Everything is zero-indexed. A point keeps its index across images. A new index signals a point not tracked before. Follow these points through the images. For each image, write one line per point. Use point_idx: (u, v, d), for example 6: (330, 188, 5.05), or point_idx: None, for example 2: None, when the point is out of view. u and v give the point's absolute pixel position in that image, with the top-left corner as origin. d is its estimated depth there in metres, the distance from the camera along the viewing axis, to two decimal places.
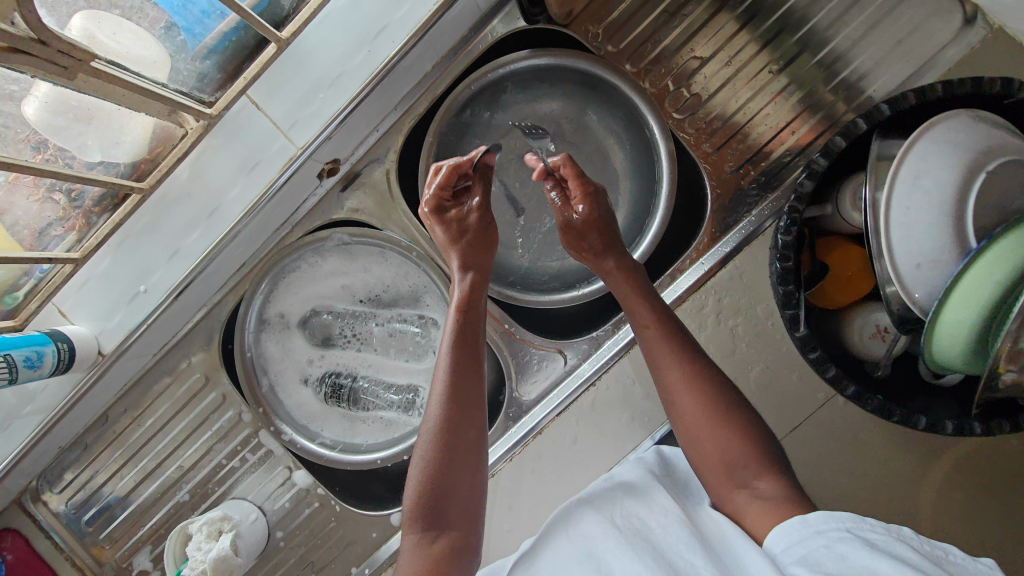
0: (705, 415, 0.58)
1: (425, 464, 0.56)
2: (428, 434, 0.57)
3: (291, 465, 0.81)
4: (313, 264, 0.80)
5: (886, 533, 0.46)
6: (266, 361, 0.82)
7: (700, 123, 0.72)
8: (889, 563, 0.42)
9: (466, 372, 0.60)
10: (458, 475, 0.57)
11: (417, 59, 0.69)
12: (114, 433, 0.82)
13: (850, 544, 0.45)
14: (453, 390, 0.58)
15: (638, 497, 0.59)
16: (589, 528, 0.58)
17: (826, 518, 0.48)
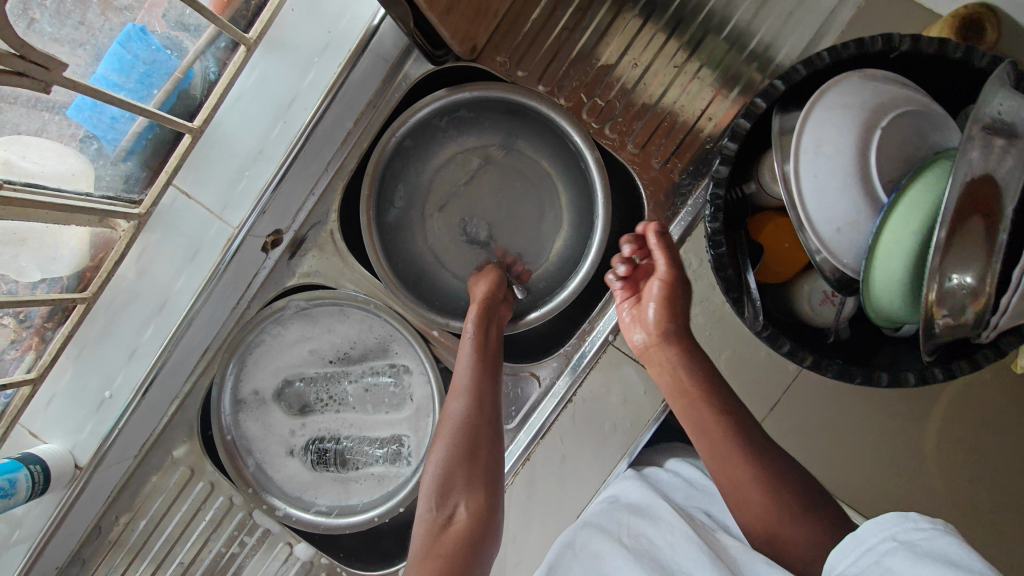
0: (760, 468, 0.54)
1: (446, 447, 0.62)
2: (452, 422, 0.64)
3: (291, 540, 0.81)
4: (276, 334, 0.81)
5: (933, 528, 0.40)
6: (249, 441, 0.82)
7: (621, 127, 0.74)
8: (933, 568, 0.36)
9: (487, 375, 0.67)
10: (476, 461, 0.62)
11: (336, 120, 0.70)
12: (109, 542, 0.81)
13: (896, 555, 0.40)
14: (476, 385, 0.66)
15: (643, 517, 0.59)
16: (598, 548, 0.57)
17: (872, 528, 0.43)
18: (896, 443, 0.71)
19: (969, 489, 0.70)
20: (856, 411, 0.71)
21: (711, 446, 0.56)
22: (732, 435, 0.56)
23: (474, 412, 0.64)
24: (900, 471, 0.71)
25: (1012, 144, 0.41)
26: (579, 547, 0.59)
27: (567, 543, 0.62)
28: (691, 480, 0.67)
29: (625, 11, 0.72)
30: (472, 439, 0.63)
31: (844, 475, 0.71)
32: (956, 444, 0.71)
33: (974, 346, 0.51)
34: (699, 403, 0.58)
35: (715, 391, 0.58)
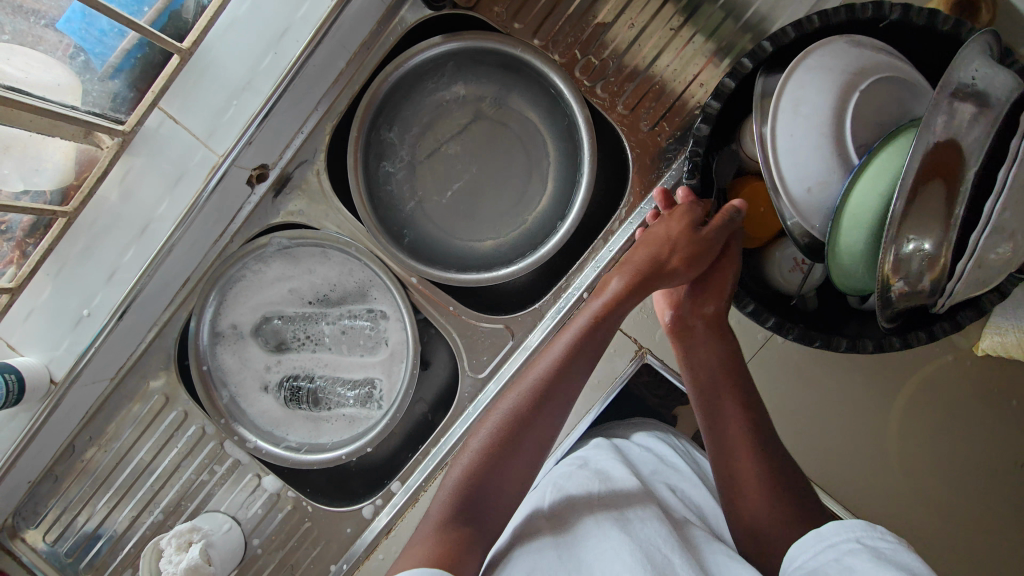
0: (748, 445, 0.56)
1: (489, 441, 0.54)
2: (505, 413, 0.55)
3: (259, 472, 0.82)
4: (257, 271, 0.82)
5: (897, 542, 0.43)
6: (225, 373, 0.83)
7: (613, 87, 0.73)
8: (894, 572, 0.39)
9: (568, 381, 0.56)
10: (512, 468, 0.53)
11: (327, 57, 0.70)
12: (83, 461, 0.83)
13: (859, 556, 0.42)
14: (545, 388, 0.56)
15: (622, 495, 0.57)
16: (572, 530, 0.54)
17: (837, 528, 0.46)
18: (854, 419, 0.73)
19: (919, 467, 0.72)
20: (816, 385, 0.73)
21: (719, 411, 0.59)
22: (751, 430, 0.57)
23: (529, 414, 0.55)
24: (855, 446, 0.72)
25: (981, 110, 0.41)
26: (553, 517, 0.57)
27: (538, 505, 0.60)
28: (660, 454, 0.65)
29: None
30: (508, 464, 0.53)
31: (799, 445, 0.73)
32: (913, 421, 0.72)
33: (933, 319, 0.53)
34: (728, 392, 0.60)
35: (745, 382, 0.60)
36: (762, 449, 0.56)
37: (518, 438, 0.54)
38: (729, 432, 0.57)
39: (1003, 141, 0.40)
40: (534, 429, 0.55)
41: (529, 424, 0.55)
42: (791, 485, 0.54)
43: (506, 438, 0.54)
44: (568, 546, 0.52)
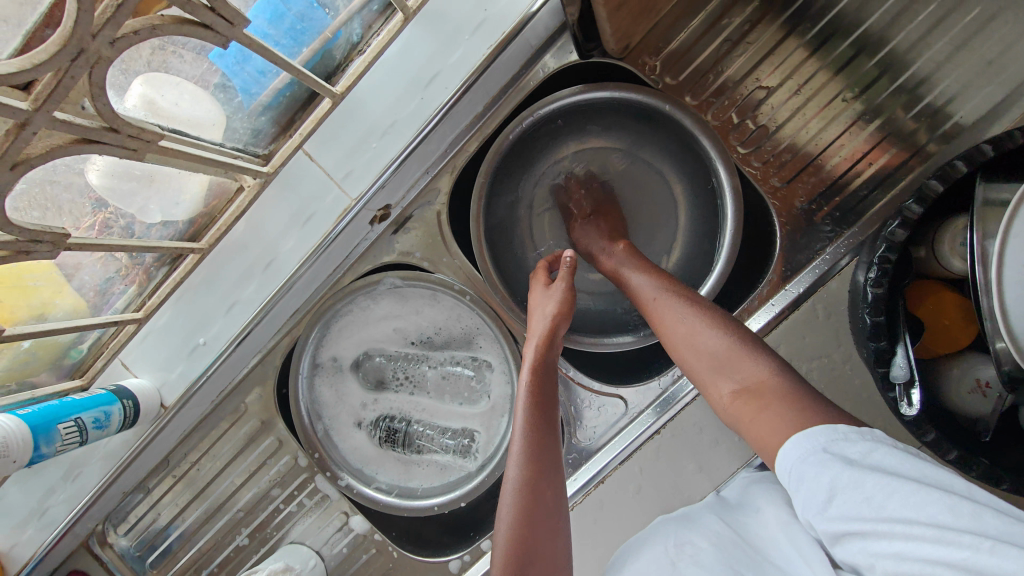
0: (700, 358, 0.55)
1: (513, 508, 0.55)
2: (513, 475, 0.57)
3: (347, 510, 0.80)
4: (364, 307, 0.80)
5: (862, 439, 0.41)
6: (321, 405, 0.82)
7: (768, 156, 0.68)
8: (875, 478, 0.37)
9: (540, 414, 0.60)
10: (541, 518, 0.55)
11: (469, 103, 0.67)
12: (175, 476, 0.83)
13: (827, 468, 0.40)
14: (531, 432, 0.59)
15: (687, 527, 0.52)
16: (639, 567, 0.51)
17: (800, 441, 0.43)
18: None
19: None
20: None
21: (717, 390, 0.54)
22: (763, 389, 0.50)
23: (532, 458, 0.57)
24: None
25: None
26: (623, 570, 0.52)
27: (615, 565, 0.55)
28: (750, 486, 0.58)
29: (794, 35, 0.66)
30: (537, 514, 0.55)
31: None
32: None
33: None
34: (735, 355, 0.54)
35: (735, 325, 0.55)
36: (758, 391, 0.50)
37: (534, 484, 0.56)
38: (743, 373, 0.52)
39: None
40: (543, 466, 0.57)
41: (541, 461, 0.57)
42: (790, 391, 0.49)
43: (528, 497, 0.55)
44: None
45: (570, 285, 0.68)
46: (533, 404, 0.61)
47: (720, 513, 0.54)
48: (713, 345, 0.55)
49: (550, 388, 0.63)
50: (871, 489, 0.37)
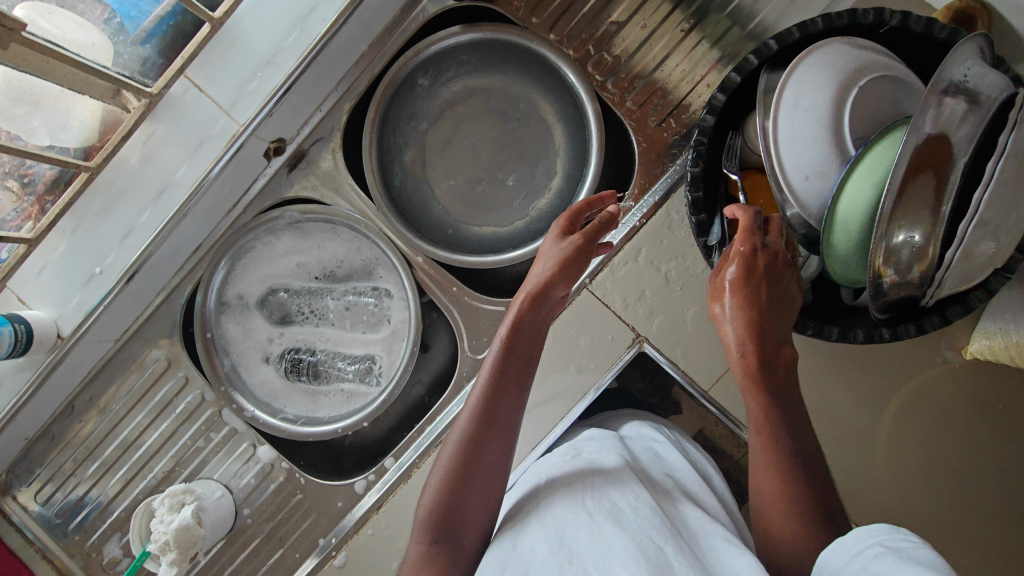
0: (779, 451, 0.51)
1: (446, 475, 0.55)
2: (453, 446, 0.57)
3: (255, 441, 0.83)
4: (267, 244, 0.84)
5: (918, 544, 0.41)
6: (228, 342, 0.85)
7: (623, 84, 0.76)
8: (918, 570, 0.37)
9: (501, 390, 0.59)
10: (475, 490, 0.55)
11: (351, 38, 0.73)
12: (81, 422, 0.84)
13: (882, 558, 0.40)
14: (485, 405, 0.58)
15: (610, 483, 0.55)
16: (558, 512, 0.54)
17: (861, 535, 0.43)
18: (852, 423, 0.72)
19: (922, 477, 0.70)
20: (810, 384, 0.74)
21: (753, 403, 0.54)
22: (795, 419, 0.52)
23: (478, 426, 0.57)
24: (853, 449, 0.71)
25: (970, 109, 0.43)
26: (540, 508, 0.56)
27: (532, 499, 0.59)
28: (655, 446, 0.66)
29: None
30: (480, 459, 0.56)
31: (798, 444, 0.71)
32: (904, 423, 0.70)
33: (921, 312, 0.55)
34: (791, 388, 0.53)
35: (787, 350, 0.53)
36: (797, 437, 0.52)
37: (484, 436, 0.56)
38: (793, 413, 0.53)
39: (988, 139, 0.43)
40: (500, 416, 0.57)
41: (496, 415, 0.57)
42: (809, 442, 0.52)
43: (476, 440, 0.56)
44: (546, 523, 0.53)
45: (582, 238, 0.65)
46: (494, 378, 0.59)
47: (633, 466, 0.60)
48: (790, 467, 0.51)
49: (521, 364, 0.61)
50: None
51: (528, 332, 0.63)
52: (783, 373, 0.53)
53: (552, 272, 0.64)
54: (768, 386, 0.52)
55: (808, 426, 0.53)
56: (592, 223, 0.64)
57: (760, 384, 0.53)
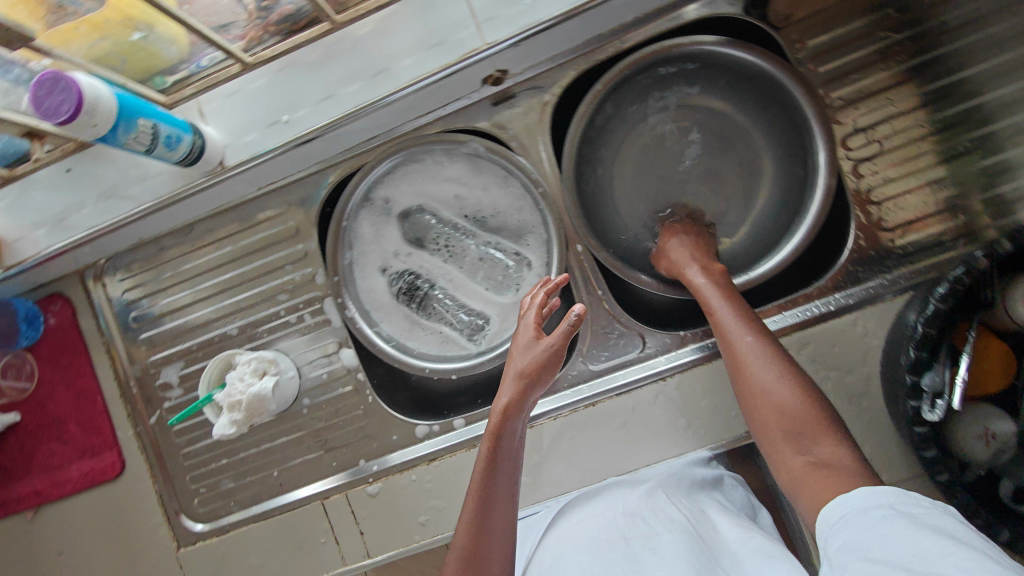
0: (772, 401, 0.57)
1: (467, 534, 0.59)
2: (467, 509, 0.61)
3: (342, 341, 0.81)
4: (437, 163, 0.81)
5: (932, 507, 0.44)
6: (356, 237, 0.83)
7: (871, 172, 0.69)
8: (935, 540, 0.39)
9: (498, 449, 0.63)
10: (496, 536, 0.60)
11: (627, 5, 0.68)
12: (191, 246, 0.84)
13: (893, 522, 0.42)
14: (487, 467, 0.62)
15: (638, 496, 0.66)
16: (592, 534, 0.64)
17: (867, 495, 0.46)
18: None
19: None
20: None
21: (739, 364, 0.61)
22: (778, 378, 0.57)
23: (485, 487, 0.61)
24: None
25: None
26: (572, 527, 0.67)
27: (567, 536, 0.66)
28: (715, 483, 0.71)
29: (941, 70, 0.68)
30: (492, 509, 0.60)
31: None
32: None
33: None
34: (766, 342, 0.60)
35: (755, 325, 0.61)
36: (777, 389, 0.57)
37: (491, 492, 0.61)
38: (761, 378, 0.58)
39: None
40: (494, 498, 0.61)
41: (490, 495, 0.61)
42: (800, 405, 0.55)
43: (473, 530, 0.59)
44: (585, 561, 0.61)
45: (554, 345, 0.66)
46: (489, 458, 0.62)
47: (679, 492, 0.66)
48: (792, 400, 0.56)
49: (513, 435, 0.65)
50: (927, 549, 0.38)
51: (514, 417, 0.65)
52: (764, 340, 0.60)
53: (522, 380, 0.66)
54: (750, 340, 0.60)
55: (793, 377, 0.57)
56: (554, 341, 0.65)
57: (741, 356, 0.60)
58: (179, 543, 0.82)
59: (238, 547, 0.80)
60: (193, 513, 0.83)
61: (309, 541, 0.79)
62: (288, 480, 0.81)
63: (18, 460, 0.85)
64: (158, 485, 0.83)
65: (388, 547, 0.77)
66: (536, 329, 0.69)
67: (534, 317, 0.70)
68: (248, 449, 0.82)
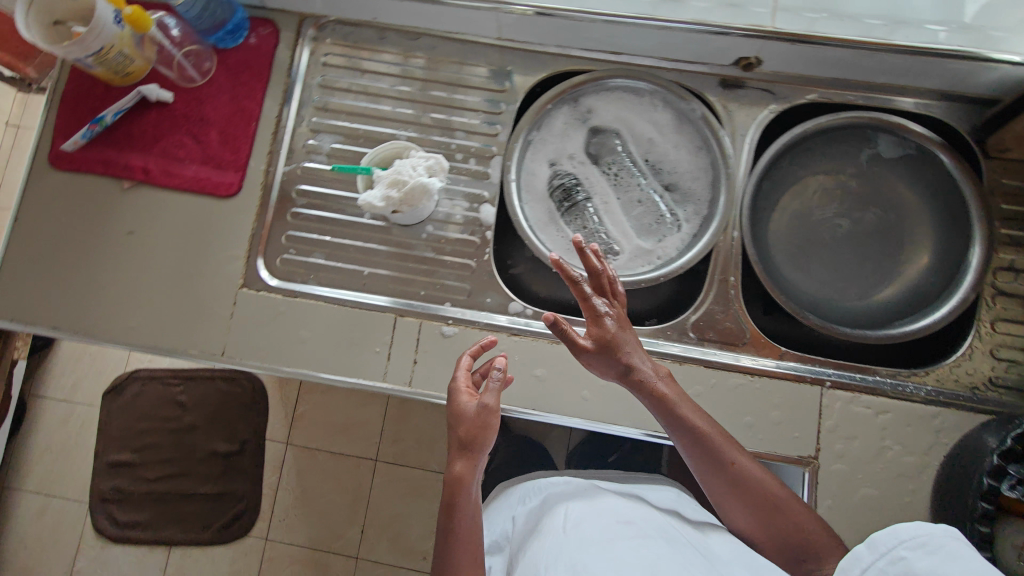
0: (751, 500, 0.66)
1: None
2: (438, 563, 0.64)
3: (489, 198, 0.85)
4: (649, 104, 0.88)
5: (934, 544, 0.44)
6: (548, 123, 0.88)
7: (1006, 305, 0.77)
8: None
9: (460, 501, 0.64)
10: None
11: (884, 66, 0.79)
12: (409, 51, 0.89)
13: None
14: (453, 519, 0.64)
15: (615, 514, 0.70)
16: (582, 529, 0.67)
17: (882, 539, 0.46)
18: None
19: None
20: None
21: (713, 479, 0.67)
22: (751, 494, 0.66)
23: (451, 545, 0.64)
24: None
25: None
26: (552, 524, 0.71)
27: (542, 539, 0.69)
28: (680, 504, 0.79)
29: None
30: (466, 558, 0.64)
31: None
32: None
33: None
34: (732, 447, 0.67)
35: (710, 441, 0.66)
36: (744, 490, 0.66)
37: (461, 545, 0.64)
38: (733, 499, 0.67)
39: None
40: (460, 534, 0.64)
41: (460, 545, 0.64)
42: (771, 500, 0.66)
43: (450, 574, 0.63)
44: (566, 547, 0.64)
45: (489, 403, 0.65)
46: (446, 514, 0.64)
47: (664, 514, 0.74)
48: (765, 492, 0.66)
49: (467, 484, 0.65)
50: None
51: (466, 476, 0.64)
52: (716, 455, 0.66)
53: (464, 446, 0.65)
54: (708, 431, 0.67)
55: (751, 480, 0.66)
56: (486, 401, 0.64)
57: (699, 460, 0.67)
58: (245, 283, 0.83)
59: (296, 314, 0.82)
60: (269, 265, 0.84)
61: (364, 343, 0.81)
62: (373, 285, 0.84)
63: (145, 134, 0.86)
64: (256, 226, 0.84)
65: (434, 386, 0.79)
66: (468, 391, 0.68)
67: (462, 390, 0.68)
68: (354, 240, 0.85)
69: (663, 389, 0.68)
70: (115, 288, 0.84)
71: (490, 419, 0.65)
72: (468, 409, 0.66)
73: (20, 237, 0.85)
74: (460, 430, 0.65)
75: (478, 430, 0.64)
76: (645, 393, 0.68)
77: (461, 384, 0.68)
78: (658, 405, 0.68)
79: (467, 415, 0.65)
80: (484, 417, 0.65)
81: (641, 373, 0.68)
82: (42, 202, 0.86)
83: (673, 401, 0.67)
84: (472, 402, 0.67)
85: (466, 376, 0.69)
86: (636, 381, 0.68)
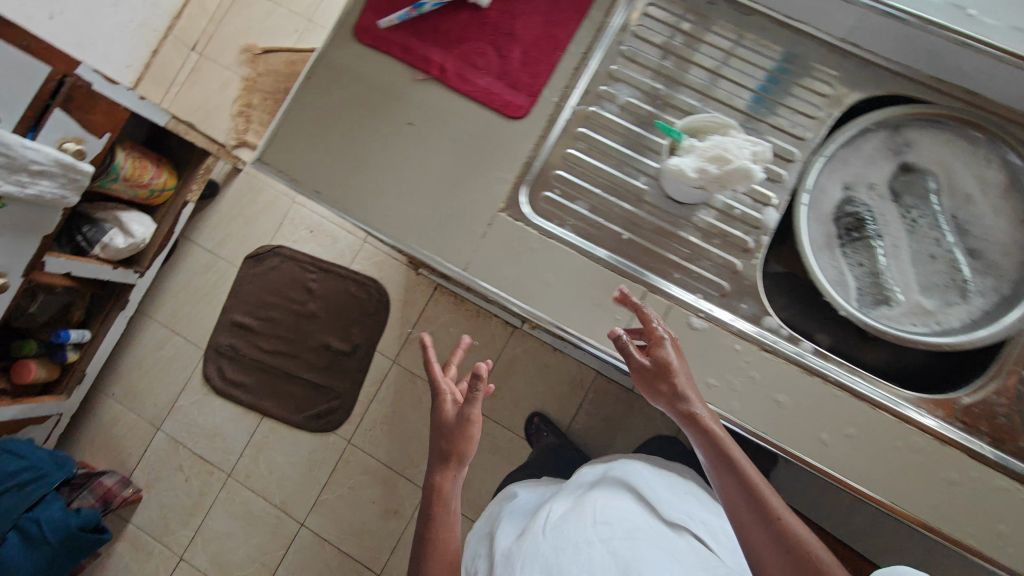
0: (772, 551, 0.65)
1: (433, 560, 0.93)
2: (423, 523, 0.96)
3: (775, 203, 0.81)
4: (971, 157, 0.86)
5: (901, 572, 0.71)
6: (860, 148, 0.88)
7: None
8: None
9: (444, 481, 0.96)
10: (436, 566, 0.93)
11: None
12: (733, 29, 0.86)
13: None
14: (435, 495, 0.96)
15: (604, 523, 0.96)
16: (561, 530, 0.96)
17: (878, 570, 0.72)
18: None
19: None
20: None
21: (750, 531, 0.68)
22: (777, 534, 0.65)
23: (434, 518, 0.95)
24: None
25: None
26: (556, 527, 0.98)
27: (552, 534, 0.96)
28: (654, 485, 1.08)
29: None
30: (442, 524, 0.95)
31: None
32: None
33: None
34: (752, 482, 0.69)
35: (731, 463, 0.70)
36: (773, 534, 0.66)
37: (435, 516, 0.95)
38: (756, 538, 0.67)
39: None
40: (435, 542, 0.94)
41: (436, 527, 0.95)
42: (796, 549, 0.64)
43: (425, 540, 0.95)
44: (551, 545, 0.94)
45: (472, 404, 0.95)
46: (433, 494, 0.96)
47: (646, 512, 1.03)
48: (784, 537, 0.65)
49: (450, 478, 0.96)
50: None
51: (449, 479, 0.96)
52: (744, 488, 0.69)
53: (454, 446, 0.95)
54: (735, 451, 0.70)
55: (776, 526, 0.66)
56: (461, 407, 0.95)
57: (734, 489, 0.70)
58: (504, 208, 0.82)
59: (546, 255, 0.80)
60: (531, 198, 0.83)
61: (608, 304, 0.78)
62: (627, 251, 0.80)
63: (451, 34, 0.86)
64: (532, 155, 0.82)
65: None
66: (451, 401, 0.98)
67: (442, 409, 0.98)
68: (620, 199, 0.82)
69: (694, 410, 0.70)
70: (377, 167, 0.84)
71: (468, 411, 0.95)
72: (450, 410, 0.97)
73: (309, 91, 0.86)
74: (450, 411, 0.97)
75: (467, 416, 0.95)
76: (697, 423, 0.71)
77: (446, 397, 0.99)
78: (697, 424, 0.71)
79: (443, 420, 0.97)
80: (455, 423, 0.96)
81: (670, 393, 0.71)
82: (340, 66, 0.86)
83: (698, 417, 0.70)
84: (448, 413, 0.98)
85: (451, 385, 1.02)
86: (683, 409, 0.70)
